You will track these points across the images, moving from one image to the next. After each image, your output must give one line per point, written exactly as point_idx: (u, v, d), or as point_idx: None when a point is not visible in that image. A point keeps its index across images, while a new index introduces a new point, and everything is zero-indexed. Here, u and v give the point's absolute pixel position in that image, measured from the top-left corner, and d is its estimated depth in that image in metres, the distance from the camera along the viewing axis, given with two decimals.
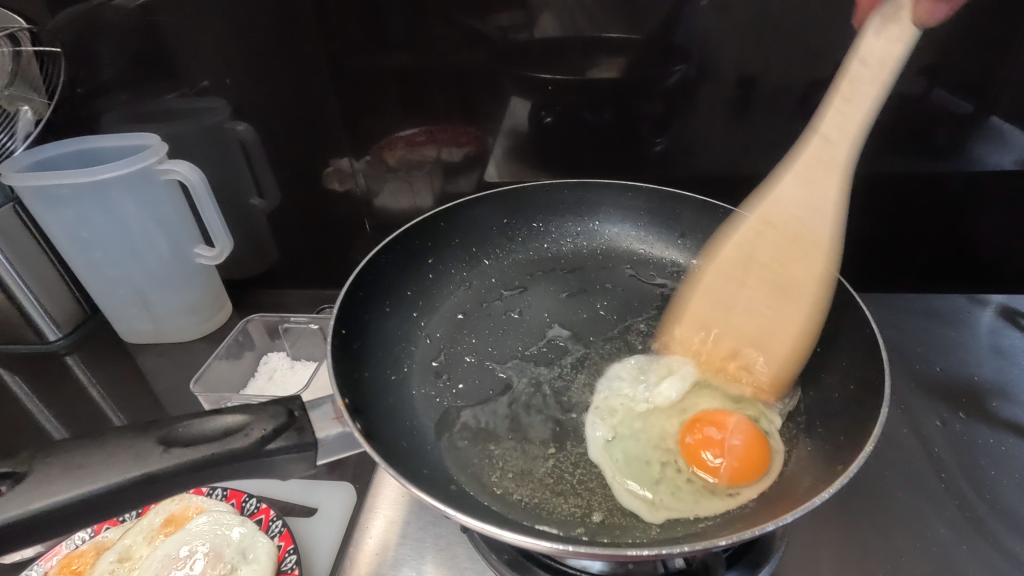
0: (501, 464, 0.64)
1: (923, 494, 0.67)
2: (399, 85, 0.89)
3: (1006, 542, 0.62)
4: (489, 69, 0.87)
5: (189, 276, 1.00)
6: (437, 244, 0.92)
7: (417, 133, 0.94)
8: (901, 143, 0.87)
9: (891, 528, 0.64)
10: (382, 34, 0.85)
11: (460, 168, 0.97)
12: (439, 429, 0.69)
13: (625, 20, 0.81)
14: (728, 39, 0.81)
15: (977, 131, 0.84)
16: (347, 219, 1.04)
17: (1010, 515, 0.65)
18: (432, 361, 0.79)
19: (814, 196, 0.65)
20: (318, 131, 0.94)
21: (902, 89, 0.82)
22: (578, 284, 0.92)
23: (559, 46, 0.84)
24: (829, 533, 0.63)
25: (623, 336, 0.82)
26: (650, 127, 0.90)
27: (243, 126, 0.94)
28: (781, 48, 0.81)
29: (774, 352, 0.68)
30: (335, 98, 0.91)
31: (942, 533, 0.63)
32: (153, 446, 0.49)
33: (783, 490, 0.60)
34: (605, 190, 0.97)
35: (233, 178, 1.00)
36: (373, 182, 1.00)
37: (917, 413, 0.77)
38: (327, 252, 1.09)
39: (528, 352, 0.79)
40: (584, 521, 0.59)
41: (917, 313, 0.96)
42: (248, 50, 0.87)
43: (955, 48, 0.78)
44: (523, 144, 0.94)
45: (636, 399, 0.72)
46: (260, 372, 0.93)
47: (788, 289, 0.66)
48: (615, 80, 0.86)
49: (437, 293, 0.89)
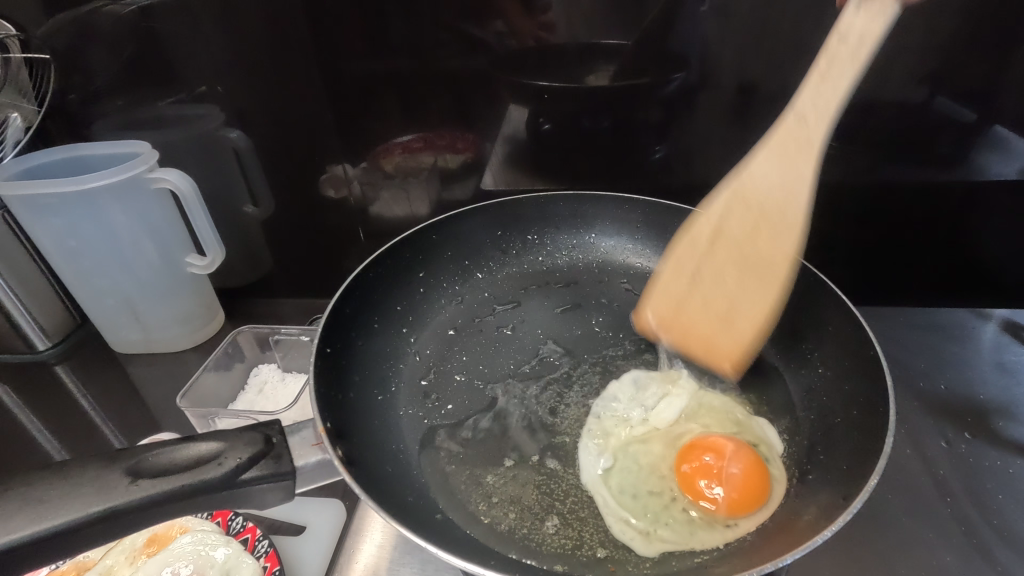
0: (489, 492, 0.62)
1: (926, 520, 0.65)
2: (393, 92, 0.88)
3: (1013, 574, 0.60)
4: (484, 77, 0.85)
5: (179, 286, 0.98)
6: (429, 258, 0.90)
7: (414, 140, 0.92)
8: (906, 152, 0.85)
9: (894, 558, 0.62)
10: (377, 43, 0.84)
11: (455, 176, 0.96)
12: (427, 452, 0.67)
13: (626, 28, 0.80)
14: (732, 49, 0.79)
15: (982, 141, 0.83)
16: (340, 227, 1.03)
17: (1017, 544, 0.63)
18: (421, 380, 0.77)
19: (788, 175, 0.65)
20: (311, 138, 0.93)
21: (903, 97, 0.80)
22: (572, 299, 0.90)
23: (556, 52, 0.82)
24: (828, 563, 0.61)
25: (617, 352, 0.80)
26: (650, 136, 0.88)
27: (235, 133, 0.93)
28: (785, 58, 0.79)
29: (737, 330, 0.67)
30: (328, 104, 0.89)
31: (945, 562, 0.61)
32: (118, 479, 0.48)
33: (784, 521, 0.58)
34: (599, 202, 0.95)
35: (226, 187, 0.99)
36: (368, 190, 0.98)
37: (919, 432, 0.75)
38: (320, 260, 1.07)
39: (520, 371, 0.77)
40: (575, 553, 0.57)
41: (919, 327, 0.94)
42: (241, 56, 0.86)
43: (961, 57, 0.77)
44: (520, 151, 0.92)
45: (629, 421, 0.71)
46: (249, 386, 0.91)
47: (758, 264, 0.67)
48: (613, 89, 0.85)
49: (426, 308, 0.87)
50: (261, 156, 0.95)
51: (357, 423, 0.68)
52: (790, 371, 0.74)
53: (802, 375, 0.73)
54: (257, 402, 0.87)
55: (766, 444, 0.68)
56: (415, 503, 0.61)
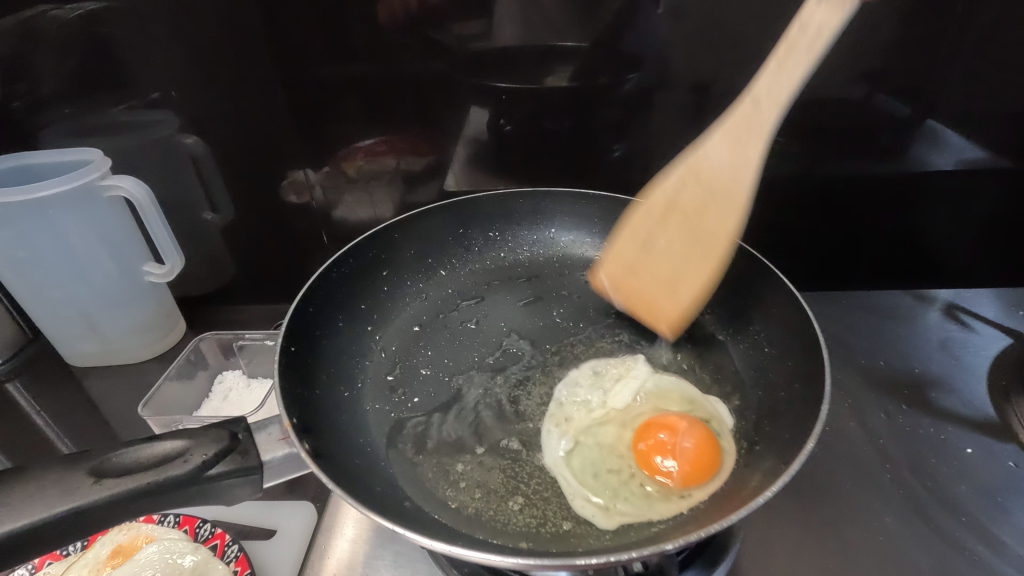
0: (456, 479, 0.64)
1: (868, 485, 0.69)
2: (353, 94, 0.88)
3: (948, 528, 0.64)
4: (444, 79, 0.87)
5: (137, 295, 0.96)
6: (392, 256, 0.91)
7: (375, 143, 0.93)
8: (846, 145, 0.90)
9: (842, 522, 0.65)
10: (336, 47, 0.85)
11: (417, 178, 0.97)
12: (394, 443, 0.68)
13: (581, 31, 0.83)
14: (680, 50, 0.83)
15: (915, 134, 0.89)
16: (303, 231, 1.02)
17: (953, 503, 0.67)
18: (387, 376, 0.78)
19: (737, 155, 0.69)
20: (270, 142, 0.92)
21: (841, 94, 0.85)
22: (534, 292, 0.92)
23: (511, 52, 0.85)
24: (778, 531, 0.64)
25: (578, 341, 0.83)
26: (607, 135, 0.91)
27: (192, 139, 0.92)
28: (731, 59, 0.83)
29: (684, 294, 0.73)
30: (287, 108, 0.89)
31: (887, 522, 0.65)
32: (82, 479, 0.48)
33: (732, 487, 0.62)
34: (559, 199, 0.98)
35: (183, 193, 0.97)
36: (328, 192, 0.98)
37: (865, 405, 0.79)
38: (282, 265, 1.07)
39: (484, 363, 0.79)
40: (539, 531, 0.59)
41: (862, 310, 0.99)
42: (196, 61, 0.85)
43: (892, 56, 0.82)
44: (481, 151, 0.94)
45: (589, 405, 0.73)
46: (214, 393, 0.89)
47: (703, 237, 0.72)
48: (570, 89, 0.87)
49: (391, 306, 0.88)
50: (220, 161, 0.94)
51: (325, 418, 0.69)
52: (743, 353, 0.78)
53: (752, 356, 0.77)
54: (223, 409, 0.86)
55: (718, 419, 0.71)
56: (383, 492, 0.62)
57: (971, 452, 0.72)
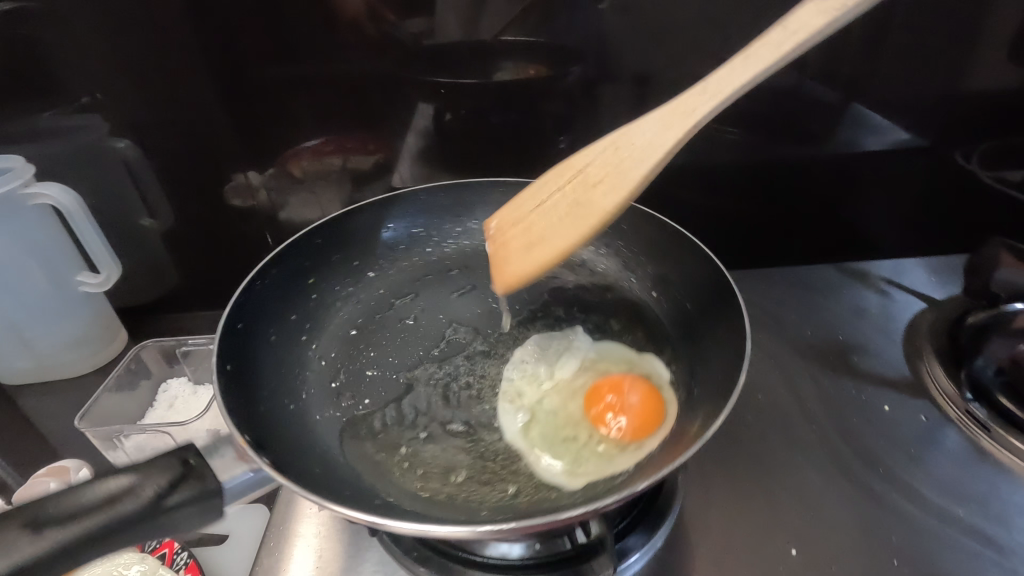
0: (423, 467, 0.67)
1: (795, 446, 0.73)
2: (293, 94, 0.87)
3: (868, 482, 0.69)
4: (387, 77, 0.87)
5: (72, 307, 0.93)
6: (319, 259, 0.88)
7: (319, 142, 0.92)
8: (775, 131, 0.95)
9: (770, 482, 0.69)
10: (274, 46, 0.83)
11: (363, 177, 0.96)
12: (353, 443, 0.70)
13: (521, 26, 0.84)
14: (617, 43, 0.86)
15: (841, 119, 0.94)
16: (247, 235, 1.00)
17: (874, 459, 0.71)
18: (332, 381, 0.77)
19: (656, 139, 0.65)
20: (208, 143, 0.90)
21: (770, 82, 0.90)
22: (469, 282, 0.93)
23: (453, 48, 0.85)
24: (710, 494, 0.67)
25: (517, 324, 0.88)
26: (551, 128, 0.93)
27: (124, 142, 0.89)
28: (666, 50, 0.86)
29: (532, 256, 0.69)
30: (224, 108, 0.88)
31: (811, 479, 0.69)
32: (16, 532, 0.45)
33: (678, 430, 0.66)
34: (488, 188, 0.98)
35: (118, 199, 0.94)
36: (271, 195, 0.97)
37: (799, 374, 0.83)
38: (228, 271, 1.04)
39: (431, 355, 0.83)
40: (512, 500, 0.64)
41: (793, 286, 1.04)
42: (126, 62, 0.83)
43: (816, 46, 0.87)
44: (428, 147, 0.94)
45: (539, 379, 0.80)
46: (159, 402, 0.87)
47: (580, 210, 0.68)
48: (513, 83, 0.89)
49: (324, 313, 0.85)
50: (156, 165, 0.92)
51: (272, 432, 0.66)
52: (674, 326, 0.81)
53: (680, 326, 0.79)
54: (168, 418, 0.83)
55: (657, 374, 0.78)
56: (353, 494, 0.61)
57: (890, 410, 0.77)
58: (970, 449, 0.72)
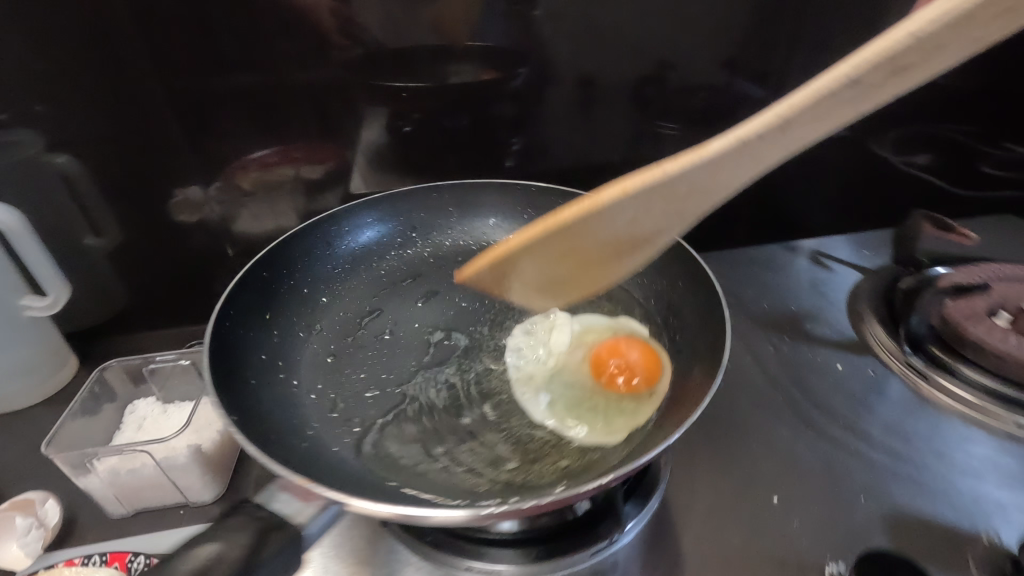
0: (465, 471, 0.65)
1: (760, 404, 0.77)
2: (249, 103, 0.87)
3: (825, 427, 0.73)
4: (343, 84, 0.87)
5: (14, 333, 0.87)
6: (272, 292, 0.83)
7: (275, 153, 0.92)
8: (711, 128, 1.02)
9: (749, 442, 0.72)
10: (228, 56, 0.83)
11: (319, 185, 0.97)
12: (382, 464, 0.66)
13: (474, 32, 0.87)
14: (566, 47, 0.90)
15: None
16: (200, 248, 0.98)
17: (830, 410, 0.76)
18: (332, 412, 0.73)
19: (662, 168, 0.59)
20: (159, 157, 0.88)
21: (705, 81, 0.97)
22: (428, 288, 0.92)
23: (409, 54, 0.87)
24: (697, 457, 0.70)
25: (495, 314, 0.88)
26: (505, 129, 0.97)
27: (63, 158, 0.84)
28: (612, 53, 0.92)
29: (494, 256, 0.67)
30: (176, 121, 0.86)
31: (783, 435, 0.72)
32: None
33: (680, 383, 0.72)
34: (431, 193, 0.98)
35: (57, 219, 0.89)
36: (226, 207, 0.95)
37: (753, 339, 0.88)
38: (181, 286, 1.01)
39: (424, 363, 0.80)
40: (568, 471, 0.65)
41: (741, 264, 1.11)
42: (64, 74, 0.78)
43: (744, 47, 0.95)
44: (381, 154, 0.96)
45: (541, 359, 0.82)
46: (127, 425, 0.82)
47: None
48: (468, 87, 0.91)
49: (294, 349, 0.80)
50: (100, 180, 0.88)
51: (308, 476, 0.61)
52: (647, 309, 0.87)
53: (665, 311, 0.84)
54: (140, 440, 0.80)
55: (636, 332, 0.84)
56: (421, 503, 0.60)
57: (841, 367, 0.82)
58: (913, 395, 0.76)
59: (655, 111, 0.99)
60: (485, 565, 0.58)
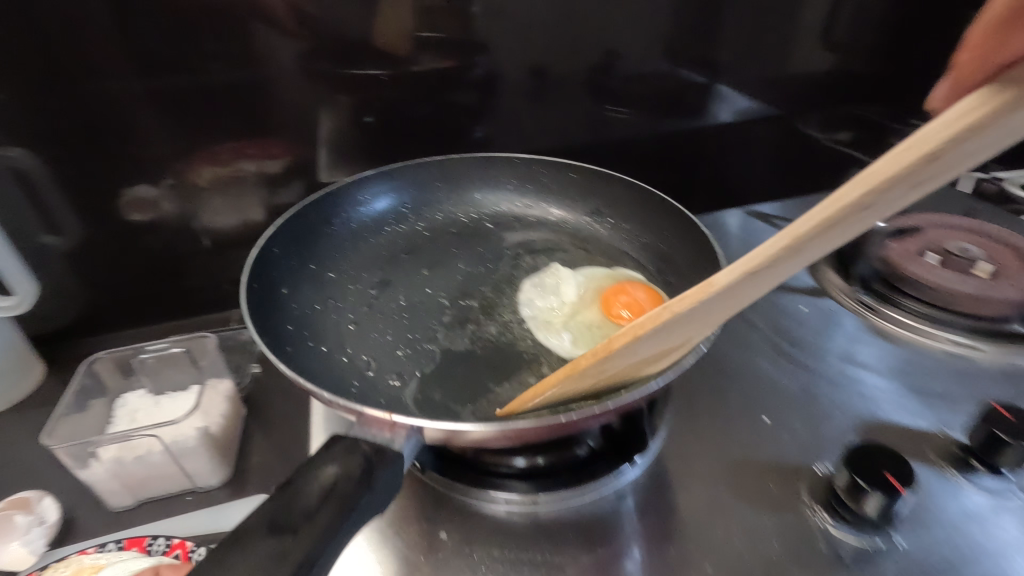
0: (511, 405, 0.69)
1: (739, 340, 0.83)
2: (217, 93, 0.86)
3: (796, 356, 0.81)
4: (312, 74, 0.89)
5: None
6: (281, 265, 0.82)
7: (243, 144, 0.91)
8: (657, 109, 1.10)
9: (738, 372, 0.78)
10: (195, 44, 0.82)
11: (284, 178, 0.97)
12: (430, 409, 0.68)
13: (438, 21, 0.90)
14: (527, 35, 0.95)
15: (710, 95, 1.12)
16: (167, 243, 0.95)
17: (798, 341, 0.83)
18: (368, 371, 0.73)
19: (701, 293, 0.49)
20: (125, 151, 0.85)
21: (651, 67, 1.05)
22: (434, 258, 0.94)
23: (376, 43, 0.89)
24: (697, 388, 0.75)
25: (502, 274, 0.92)
26: (465, 118, 1.01)
27: (17, 151, 0.79)
28: (567, 41, 0.98)
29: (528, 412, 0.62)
30: (140, 110, 0.83)
31: (766, 366, 0.79)
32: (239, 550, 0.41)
33: None
34: (424, 167, 1.00)
35: (9, 219, 0.83)
36: (194, 199, 0.93)
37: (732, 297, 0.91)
38: (146, 285, 0.98)
39: (446, 322, 0.81)
40: None
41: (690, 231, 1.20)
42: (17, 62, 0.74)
43: (684, 35, 1.04)
44: (348, 143, 0.97)
45: (555, 307, 0.87)
46: (119, 417, 0.80)
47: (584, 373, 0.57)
48: (435, 75, 0.95)
49: (316, 320, 0.79)
50: (57, 176, 0.83)
51: None
52: (625, 269, 0.94)
53: (658, 269, 0.93)
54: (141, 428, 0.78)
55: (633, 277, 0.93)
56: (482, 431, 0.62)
57: (806, 310, 0.89)
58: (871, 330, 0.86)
59: (609, 95, 1.06)
60: (509, 495, 0.60)
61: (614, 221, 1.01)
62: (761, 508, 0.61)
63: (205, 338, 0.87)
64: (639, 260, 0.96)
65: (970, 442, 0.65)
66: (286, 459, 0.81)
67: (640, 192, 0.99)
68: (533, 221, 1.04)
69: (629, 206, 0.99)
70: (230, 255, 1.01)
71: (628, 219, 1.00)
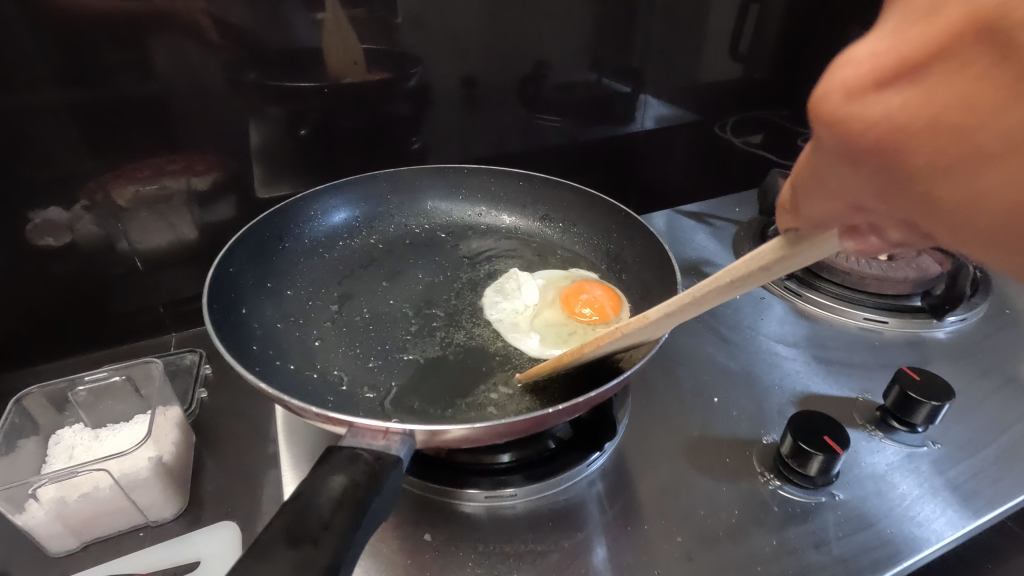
0: (488, 406, 0.71)
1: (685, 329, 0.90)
2: (141, 108, 0.82)
3: (733, 341, 0.88)
4: (242, 86, 0.87)
5: None
6: (236, 287, 0.81)
7: (170, 162, 0.87)
8: (588, 116, 1.16)
9: (684, 359, 0.84)
10: (114, 58, 0.78)
11: (220, 192, 0.93)
12: (410, 416, 0.69)
13: (368, 33, 0.91)
14: (456, 47, 0.98)
15: (633, 104, 1.19)
16: (91, 269, 0.89)
17: (734, 326, 0.91)
18: (341, 386, 0.73)
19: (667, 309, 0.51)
20: (41, 173, 0.79)
21: (577, 77, 1.11)
22: (391, 269, 0.95)
23: (305, 56, 0.89)
24: (653, 375, 0.81)
25: (463, 281, 0.94)
26: (403, 129, 1.02)
27: None
28: (495, 53, 1.02)
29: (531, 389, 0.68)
30: (54, 128, 0.78)
31: (710, 351, 0.86)
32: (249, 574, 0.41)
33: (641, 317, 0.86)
34: (374, 181, 1.02)
35: None
36: (123, 219, 0.88)
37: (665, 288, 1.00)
38: (68, 315, 0.90)
39: (413, 331, 0.82)
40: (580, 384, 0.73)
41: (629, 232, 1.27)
42: None
43: (604, 47, 1.10)
44: (283, 157, 0.95)
45: (519, 310, 0.90)
46: (55, 456, 0.74)
47: None
48: (369, 87, 0.95)
49: (280, 338, 0.79)
50: None
51: None
52: (578, 269, 0.99)
53: (613, 268, 0.98)
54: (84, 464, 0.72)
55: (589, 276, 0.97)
56: None
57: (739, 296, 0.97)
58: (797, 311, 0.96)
59: (539, 103, 1.11)
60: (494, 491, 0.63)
61: (565, 224, 1.06)
62: (722, 479, 0.67)
63: (150, 363, 0.82)
64: (590, 261, 1.01)
65: (885, 403, 0.74)
66: (249, 482, 0.77)
67: (584, 196, 1.04)
68: (484, 227, 1.07)
69: (577, 209, 1.04)
70: (164, 278, 0.96)
71: (578, 222, 1.05)
